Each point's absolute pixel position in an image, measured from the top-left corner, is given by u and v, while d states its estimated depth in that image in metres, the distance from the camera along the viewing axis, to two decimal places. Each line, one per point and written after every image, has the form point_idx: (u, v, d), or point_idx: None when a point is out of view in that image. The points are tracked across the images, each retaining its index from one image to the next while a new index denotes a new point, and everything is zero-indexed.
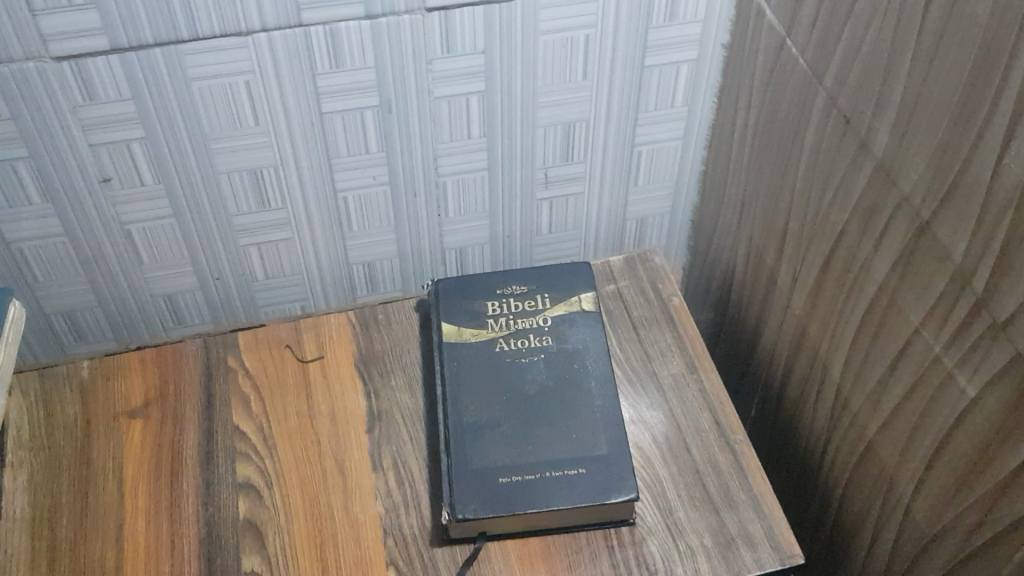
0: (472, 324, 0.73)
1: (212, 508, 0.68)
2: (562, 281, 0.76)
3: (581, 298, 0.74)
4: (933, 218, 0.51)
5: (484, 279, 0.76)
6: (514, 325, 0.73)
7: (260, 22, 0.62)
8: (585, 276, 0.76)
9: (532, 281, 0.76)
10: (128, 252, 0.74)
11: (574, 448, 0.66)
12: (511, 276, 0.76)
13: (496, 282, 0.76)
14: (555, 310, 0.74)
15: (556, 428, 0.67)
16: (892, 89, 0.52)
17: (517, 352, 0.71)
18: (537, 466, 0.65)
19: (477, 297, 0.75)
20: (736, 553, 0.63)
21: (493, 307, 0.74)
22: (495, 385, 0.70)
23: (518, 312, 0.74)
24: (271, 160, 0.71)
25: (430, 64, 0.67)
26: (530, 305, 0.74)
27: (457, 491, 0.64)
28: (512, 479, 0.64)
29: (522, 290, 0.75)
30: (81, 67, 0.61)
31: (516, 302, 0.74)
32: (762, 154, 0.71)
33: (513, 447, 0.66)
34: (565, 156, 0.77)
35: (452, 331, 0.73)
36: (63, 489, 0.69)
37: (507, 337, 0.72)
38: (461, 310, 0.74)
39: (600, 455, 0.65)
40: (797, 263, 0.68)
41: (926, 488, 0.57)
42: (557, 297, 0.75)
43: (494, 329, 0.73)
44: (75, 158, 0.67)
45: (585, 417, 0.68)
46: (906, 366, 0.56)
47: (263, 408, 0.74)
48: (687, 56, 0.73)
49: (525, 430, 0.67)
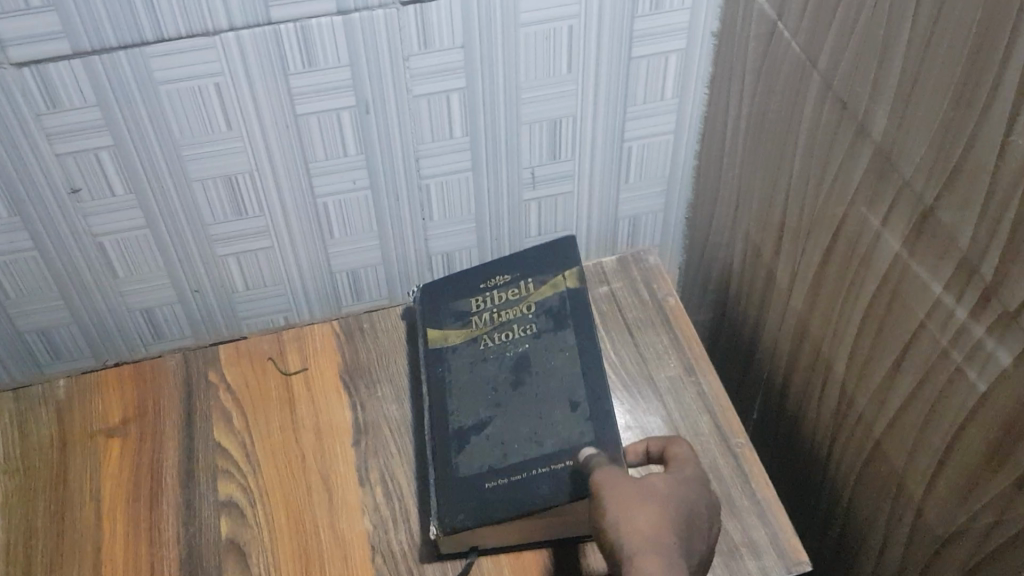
0: (457, 326, 0.71)
1: (192, 530, 0.65)
2: (546, 262, 0.72)
3: (566, 276, 0.71)
4: (937, 202, 0.48)
5: (470, 275, 0.74)
6: (498, 319, 0.70)
7: (227, 21, 0.59)
8: (572, 252, 0.72)
9: (515, 269, 0.73)
10: (102, 266, 0.72)
11: (561, 439, 0.61)
12: (496, 267, 0.74)
13: (480, 277, 0.73)
14: (540, 294, 0.70)
15: (541, 421, 0.63)
16: (889, 69, 0.50)
17: (501, 346, 0.68)
18: (525, 463, 0.61)
19: (462, 295, 0.73)
20: (741, 562, 0.60)
21: (476, 303, 0.72)
22: (481, 386, 0.66)
23: (501, 304, 0.71)
24: (246, 165, 0.68)
25: (407, 60, 0.65)
26: (513, 294, 0.71)
27: (444, 501, 0.61)
28: (499, 481, 0.60)
29: (504, 280, 0.72)
30: (42, 73, 0.59)
31: (500, 294, 0.71)
32: (756, 144, 0.68)
33: (497, 449, 0.62)
34: (552, 154, 0.74)
35: (438, 335, 0.71)
36: (37, 513, 0.67)
37: (491, 333, 0.69)
38: (446, 312, 0.72)
39: (586, 441, 0.60)
40: (796, 256, 0.66)
41: (937, 487, 0.54)
42: (541, 280, 0.71)
43: (478, 326, 0.70)
44: (42, 170, 0.64)
45: (573, 403, 0.63)
46: (913, 360, 0.54)
47: (245, 423, 0.71)
48: (674, 46, 0.70)
49: (510, 426, 0.63)
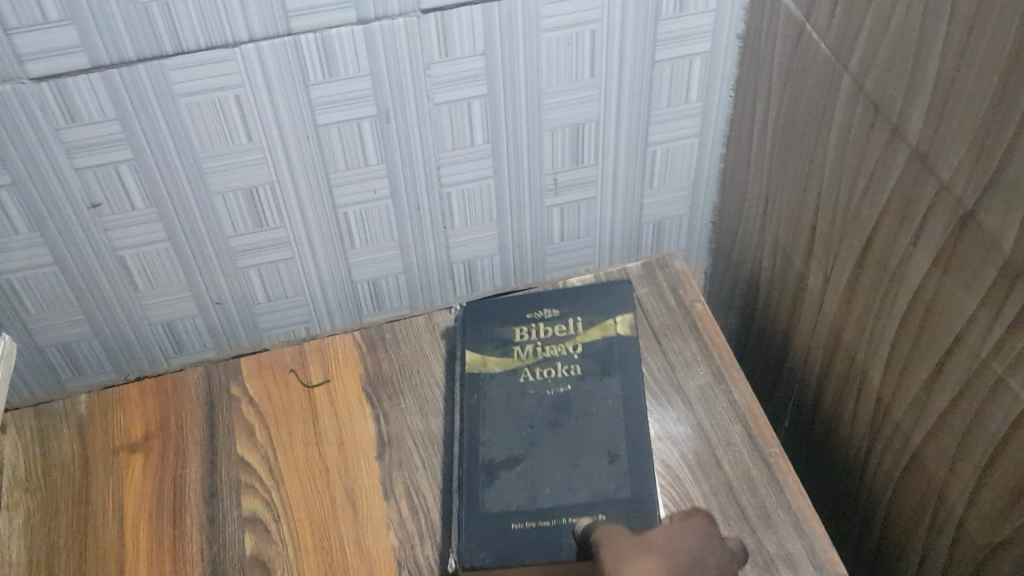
0: (498, 351, 0.70)
1: (217, 546, 0.64)
2: (596, 302, 0.72)
3: (617, 321, 0.70)
4: (976, 207, 0.47)
5: (516, 302, 0.73)
6: (542, 353, 0.69)
7: (247, 32, 0.58)
8: (624, 298, 0.72)
9: (566, 304, 0.72)
10: (123, 279, 0.71)
11: (595, 491, 0.60)
12: (544, 299, 0.73)
13: (528, 306, 0.73)
14: (587, 335, 0.70)
15: (577, 469, 0.62)
16: (924, 72, 0.48)
17: (543, 383, 0.67)
18: (554, 511, 0.60)
19: (505, 323, 0.72)
20: (777, 574, 0.59)
21: (521, 332, 0.71)
22: (516, 419, 0.65)
23: (548, 338, 0.70)
24: (266, 177, 0.67)
25: (429, 68, 0.64)
26: (561, 330, 0.70)
27: (467, 536, 0.59)
28: (526, 525, 0.59)
29: (553, 314, 0.72)
30: (61, 88, 0.58)
31: (547, 327, 0.71)
32: (784, 148, 0.67)
33: (527, 489, 0.61)
34: (575, 159, 0.73)
35: (477, 359, 0.70)
36: (61, 531, 0.66)
37: (533, 366, 0.68)
38: (488, 336, 0.71)
39: (621, 499, 0.60)
40: (827, 262, 0.64)
41: (980, 499, 0.53)
42: (590, 321, 0.71)
43: (520, 357, 0.69)
44: (61, 185, 0.63)
45: (608, 443, 0.63)
46: (954, 368, 0.52)
47: (269, 437, 0.70)
48: (699, 49, 0.69)
49: (544, 468, 0.62)
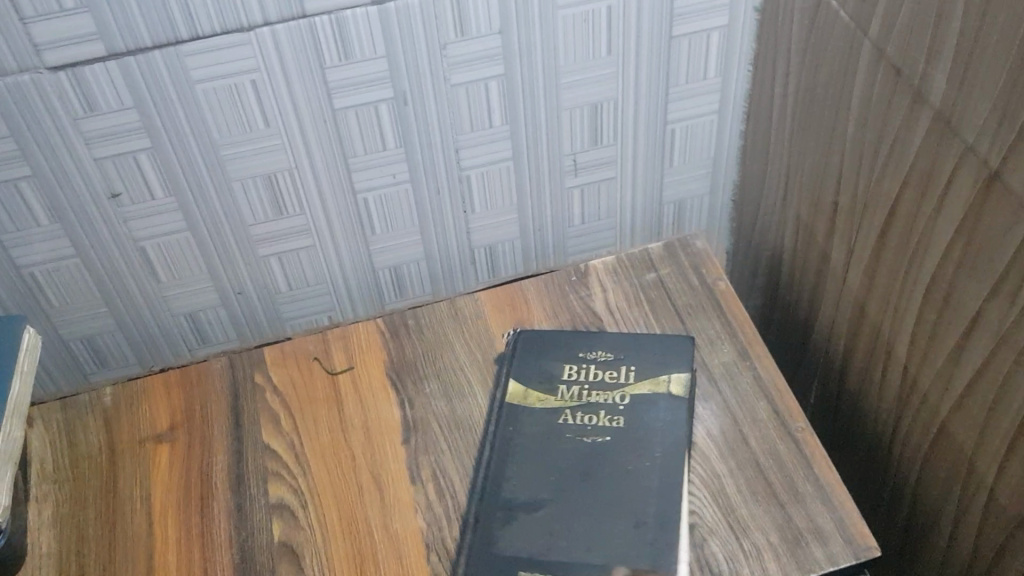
0: (542, 386, 0.67)
1: (245, 533, 0.64)
2: (655, 352, 0.68)
3: (672, 377, 0.66)
4: (1002, 167, 0.46)
5: (572, 338, 0.70)
6: (587, 397, 0.66)
7: (262, 15, 0.58)
8: (684, 349, 0.68)
9: (622, 349, 0.68)
10: (144, 270, 0.71)
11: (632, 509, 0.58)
12: (601, 341, 0.69)
13: (583, 344, 0.69)
14: (637, 387, 0.66)
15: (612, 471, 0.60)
16: (945, 33, 0.48)
17: (582, 428, 0.64)
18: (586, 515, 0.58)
19: (555, 358, 0.69)
20: (807, 549, 0.58)
21: (570, 370, 0.68)
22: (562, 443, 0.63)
23: (596, 382, 0.66)
24: (285, 163, 0.67)
25: (445, 49, 0.63)
26: (611, 376, 0.67)
27: (503, 563, 0.57)
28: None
29: (608, 357, 0.68)
30: (78, 76, 0.58)
31: (598, 370, 0.67)
32: (805, 121, 0.66)
33: (574, 530, 0.59)
34: (594, 140, 0.73)
35: (519, 391, 0.67)
36: (89, 521, 0.66)
37: (575, 410, 0.65)
38: (534, 370, 0.68)
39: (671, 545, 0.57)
40: (851, 235, 0.64)
41: (1011, 467, 0.52)
42: (645, 372, 0.66)
43: (563, 396, 0.66)
44: (81, 174, 0.64)
45: (640, 429, 0.63)
46: (981, 334, 0.52)
47: (294, 424, 0.70)
48: (716, 23, 0.68)
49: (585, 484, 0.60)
